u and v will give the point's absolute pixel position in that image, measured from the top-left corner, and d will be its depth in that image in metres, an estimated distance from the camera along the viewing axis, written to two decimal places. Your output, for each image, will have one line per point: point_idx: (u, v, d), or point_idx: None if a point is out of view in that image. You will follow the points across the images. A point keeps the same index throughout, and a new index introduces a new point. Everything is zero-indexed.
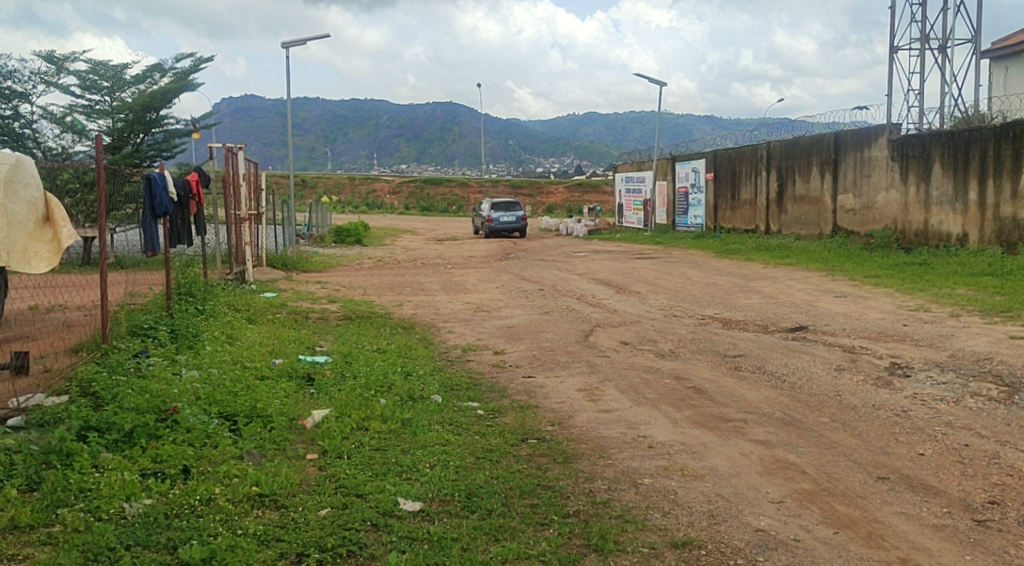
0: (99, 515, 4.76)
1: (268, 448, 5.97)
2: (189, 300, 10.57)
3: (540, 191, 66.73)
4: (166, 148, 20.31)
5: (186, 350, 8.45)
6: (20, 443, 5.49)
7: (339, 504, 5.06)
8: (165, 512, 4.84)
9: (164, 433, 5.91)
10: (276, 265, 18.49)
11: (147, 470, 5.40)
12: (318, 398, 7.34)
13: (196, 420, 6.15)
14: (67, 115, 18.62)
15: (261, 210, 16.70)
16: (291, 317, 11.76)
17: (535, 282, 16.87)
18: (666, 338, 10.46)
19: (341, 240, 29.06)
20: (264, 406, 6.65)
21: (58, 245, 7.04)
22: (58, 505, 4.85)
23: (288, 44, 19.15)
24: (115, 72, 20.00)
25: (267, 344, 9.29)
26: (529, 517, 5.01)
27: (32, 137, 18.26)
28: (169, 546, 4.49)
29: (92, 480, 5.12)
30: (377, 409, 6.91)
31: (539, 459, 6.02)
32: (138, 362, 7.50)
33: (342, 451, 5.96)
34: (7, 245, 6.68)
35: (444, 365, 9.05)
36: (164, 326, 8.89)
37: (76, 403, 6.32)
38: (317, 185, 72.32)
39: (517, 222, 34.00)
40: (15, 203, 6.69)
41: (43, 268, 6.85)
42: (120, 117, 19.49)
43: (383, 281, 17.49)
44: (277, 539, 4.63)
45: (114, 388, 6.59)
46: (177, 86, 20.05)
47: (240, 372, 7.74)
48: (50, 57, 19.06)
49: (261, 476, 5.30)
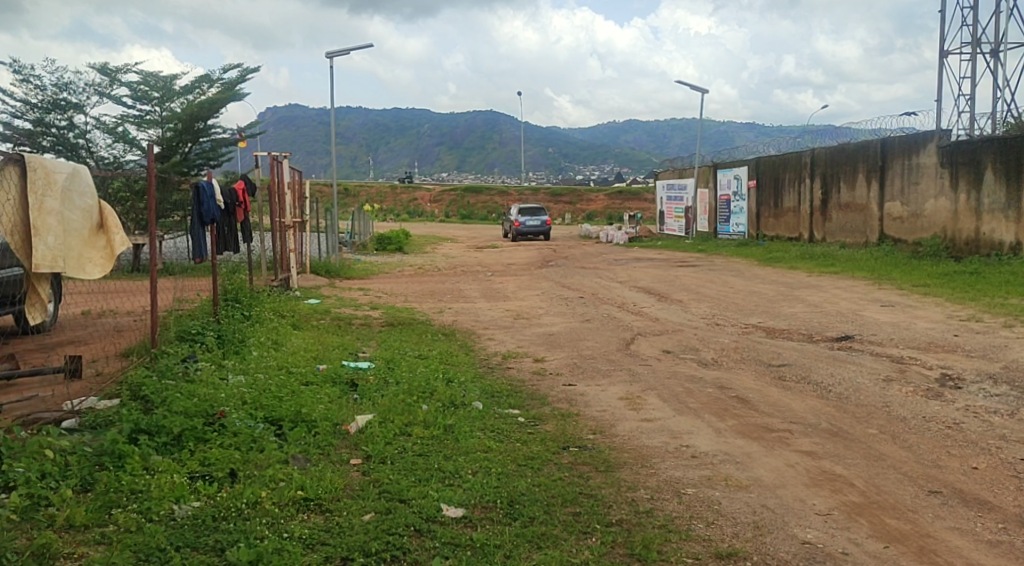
0: (151, 517, 4.84)
1: (313, 453, 6.05)
2: (235, 307, 10.78)
3: (579, 200, 66.83)
4: (213, 157, 20.71)
5: (233, 355, 8.60)
6: (75, 445, 5.60)
7: (382, 509, 5.11)
8: (213, 514, 4.91)
9: (212, 437, 6.02)
10: (319, 272, 18.81)
11: (196, 473, 5.49)
12: (360, 403, 7.41)
13: (243, 425, 6.26)
14: (119, 125, 19.11)
15: (305, 219, 16.93)
16: (335, 323, 11.88)
17: (576, 289, 16.85)
18: (708, 346, 10.39)
19: (382, 248, 29.32)
20: (309, 410, 6.74)
21: (111, 252, 7.22)
22: (111, 506, 4.94)
23: (332, 53, 19.38)
24: (166, 83, 20.47)
25: (311, 349, 9.42)
26: (572, 525, 5.00)
27: (85, 147, 18.84)
28: (217, 548, 4.55)
29: (144, 482, 5.22)
30: (420, 415, 6.94)
31: (581, 467, 6.00)
32: (186, 367, 7.65)
33: (385, 457, 6.01)
34: (65, 251, 6.80)
35: (484, 372, 9.08)
36: (211, 332, 9.05)
37: (127, 407, 6.45)
38: (358, 194, 73.22)
39: (543, 226, 34.44)
40: (72, 211, 6.84)
41: (99, 274, 7.02)
42: (169, 126, 19.93)
43: (425, 289, 17.58)
44: (322, 543, 4.68)
45: (164, 392, 6.72)
46: (225, 96, 20.44)
47: (285, 377, 7.86)
48: (103, 69, 19.58)
49: (306, 481, 5.36)
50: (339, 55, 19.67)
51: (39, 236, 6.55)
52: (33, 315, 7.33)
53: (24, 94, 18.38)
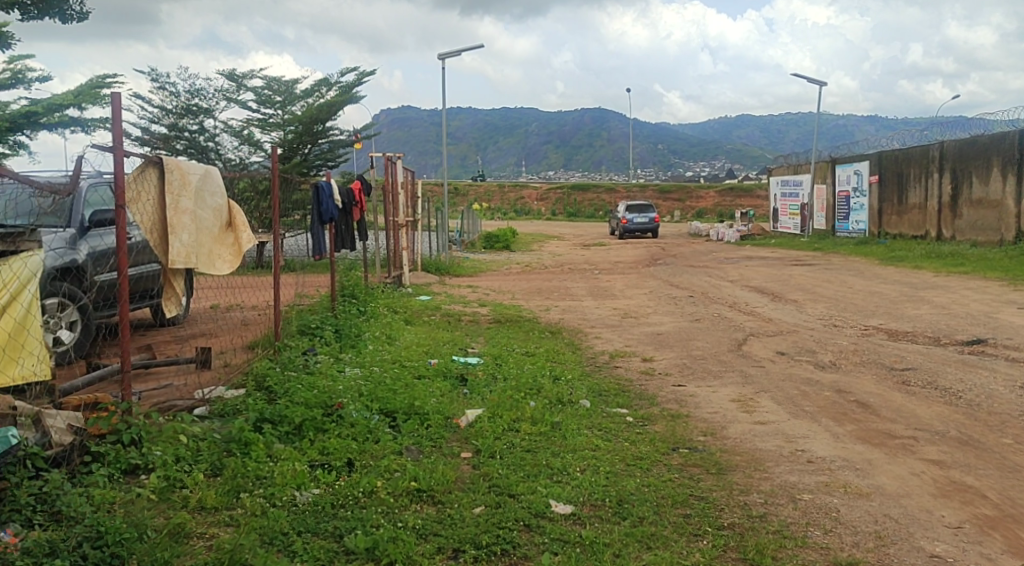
0: (275, 502, 5.07)
1: (425, 445, 6.20)
2: (351, 302, 11.13)
3: (689, 197, 65.76)
4: (330, 158, 21.42)
5: (349, 348, 8.90)
6: (206, 431, 5.92)
7: (493, 503, 5.19)
8: (332, 501, 5.10)
9: (331, 427, 6.25)
10: (430, 269, 19.18)
11: (316, 461, 5.72)
12: (470, 398, 7.54)
13: (359, 416, 6.48)
14: (244, 128, 20.02)
15: (417, 217, 17.31)
16: (445, 319, 12.11)
17: (685, 288, 16.62)
18: (826, 348, 10.08)
19: (491, 246, 29.65)
20: (421, 404, 6.90)
21: (238, 248, 7.59)
22: (239, 490, 5.20)
23: (443, 55, 19.71)
24: (288, 87, 21.31)
25: (422, 344, 9.63)
26: (682, 527, 4.95)
27: (214, 150, 19.85)
28: (336, 534, 4.73)
29: (268, 469, 5.47)
30: (528, 412, 7.01)
31: (691, 469, 5.93)
32: (307, 359, 7.97)
33: (495, 451, 6.10)
34: (198, 248, 7.19)
35: (593, 371, 9.08)
36: (329, 326, 9.39)
37: (253, 396, 6.77)
38: (467, 192, 74.22)
39: (651, 224, 34.08)
40: (204, 211, 7.22)
41: (227, 270, 7.40)
42: (291, 129, 20.75)
43: (533, 286, 17.69)
44: (435, 533, 4.79)
45: (286, 383, 7.02)
46: (343, 99, 21.11)
47: (399, 371, 8.07)
48: (231, 76, 20.56)
49: (419, 473, 5.50)
50: (450, 56, 19.98)
51: (175, 234, 6.97)
52: (167, 309, 7.87)
53: (160, 100, 19.51)
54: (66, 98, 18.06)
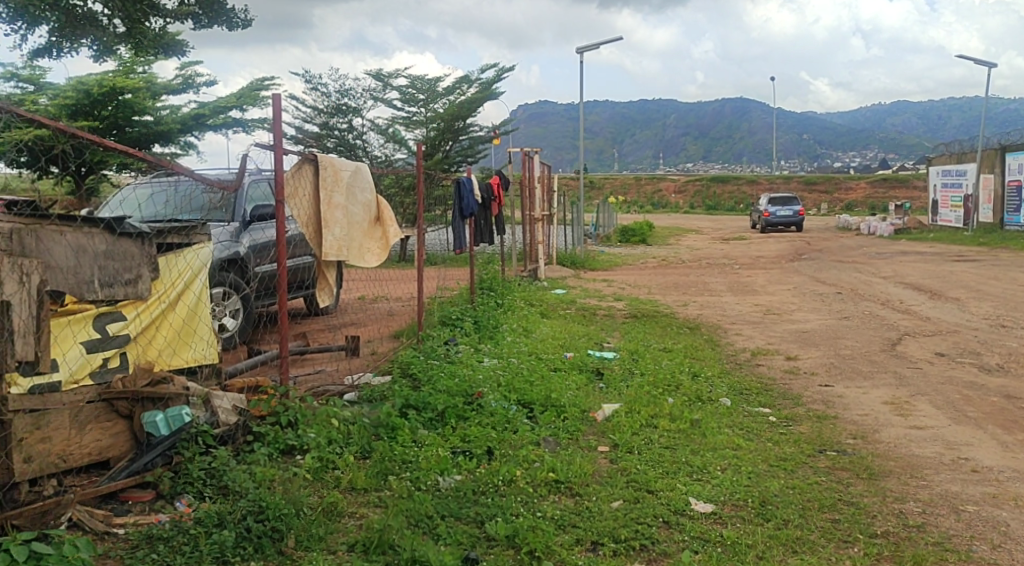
0: (420, 485, 5.26)
1: (563, 437, 6.26)
2: (490, 295, 11.35)
3: (837, 189, 63.04)
4: (470, 153, 21.85)
5: (488, 339, 9.09)
6: (355, 416, 6.21)
7: (631, 497, 5.19)
8: (473, 488, 5.24)
9: (471, 415, 6.42)
10: (565, 264, 19.27)
11: (457, 448, 5.88)
12: (607, 392, 7.55)
13: (498, 406, 6.61)
14: (389, 127, 20.74)
15: (554, 211, 17.41)
16: (581, 313, 12.14)
17: (833, 285, 15.97)
18: (990, 351, 9.46)
19: (627, 239, 29.47)
20: (558, 396, 6.97)
21: (386, 242, 7.91)
22: (387, 473, 5.42)
23: (582, 49, 19.70)
24: (431, 86, 21.89)
25: (559, 337, 9.71)
26: (831, 532, 4.80)
27: (362, 148, 20.68)
28: (478, 520, 4.85)
29: (413, 454, 5.68)
30: (667, 407, 6.95)
31: (840, 473, 5.73)
32: (448, 349, 8.20)
33: (632, 446, 6.09)
34: (349, 242, 7.53)
35: (733, 368, 8.89)
36: (469, 318, 9.61)
37: (398, 383, 7.04)
38: (604, 185, 73.94)
39: (796, 217, 32.92)
40: (355, 206, 7.55)
41: (375, 263, 7.71)
42: (433, 126, 21.32)
43: (670, 281, 17.46)
44: (573, 525, 4.84)
45: (429, 372, 7.25)
46: (483, 96, 21.48)
47: (536, 363, 8.18)
48: (378, 75, 21.31)
49: (557, 464, 5.57)
50: (589, 50, 19.93)
51: (329, 228, 7.30)
52: (319, 299, 8.26)
53: (313, 100, 20.55)
54: (229, 101, 19.24)
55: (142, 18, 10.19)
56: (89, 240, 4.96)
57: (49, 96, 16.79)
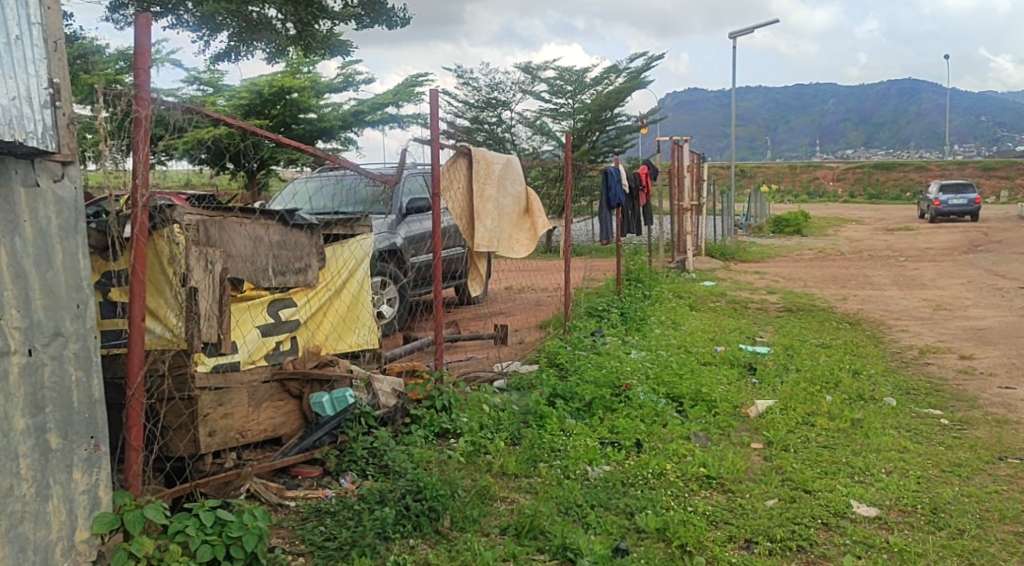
0: (570, 474, 5.34)
1: (713, 432, 6.17)
2: (637, 286, 11.30)
3: (1017, 175, 58.44)
4: (617, 144, 21.76)
5: (636, 331, 9.07)
6: (505, 403, 6.36)
7: (787, 497, 5.07)
8: (623, 479, 5.26)
9: (619, 407, 6.44)
10: (715, 255, 18.88)
11: (606, 439, 5.92)
12: (761, 388, 7.38)
13: (646, 398, 6.59)
14: (537, 119, 20.97)
15: (703, 201, 17.08)
16: (732, 306, 11.88)
17: (1011, 279, 14.86)
18: None
19: (780, 230, 28.52)
20: (709, 391, 6.87)
21: (535, 233, 8.05)
22: (537, 460, 5.53)
23: (735, 34, 19.16)
24: (579, 77, 21.92)
25: (709, 331, 9.55)
26: (1011, 545, 4.51)
27: (510, 140, 21.08)
28: (627, 511, 4.87)
29: (562, 442, 5.76)
30: (824, 406, 6.72)
31: (1021, 482, 5.36)
32: (595, 340, 8.24)
33: (788, 445, 5.93)
34: (500, 233, 7.71)
35: (898, 366, 8.46)
36: (616, 309, 9.62)
37: (546, 372, 7.15)
38: (756, 174, 71.75)
39: (969, 206, 30.79)
40: (505, 198, 7.72)
41: (524, 254, 7.87)
42: (580, 117, 21.38)
43: (827, 273, 16.77)
44: (726, 521, 4.78)
45: (576, 362, 7.32)
46: (631, 86, 21.33)
47: (685, 356, 8.09)
48: (527, 68, 21.54)
49: (708, 459, 5.50)
50: (743, 35, 19.36)
51: (481, 220, 7.48)
52: (470, 288, 8.50)
53: (464, 95, 21.22)
54: (386, 97, 20.00)
55: (314, 21, 10.84)
56: (264, 230, 5.24)
57: (225, 97, 18.00)
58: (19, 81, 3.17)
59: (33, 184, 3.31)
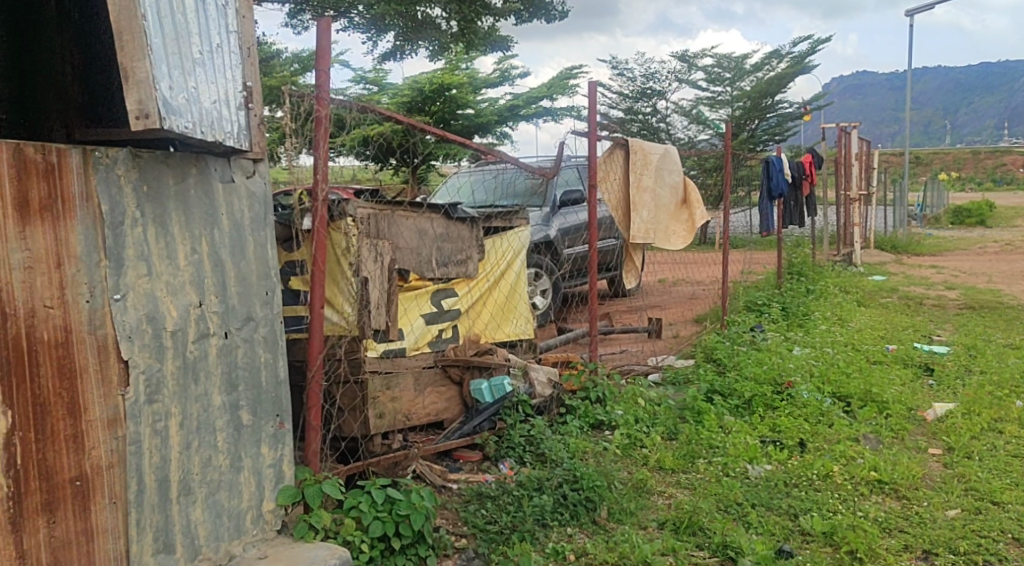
0: (730, 472, 5.24)
1: (885, 434, 5.89)
2: (799, 281, 10.90)
3: None
4: (778, 131, 21.01)
5: (798, 327, 8.76)
6: (661, 397, 6.32)
7: (970, 507, 4.77)
8: (785, 479, 5.12)
9: (781, 405, 6.25)
10: (885, 248, 17.90)
11: (767, 438, 5.77)
12: (938, 390, 6.96)
13: (810, 397, 6.37)
14: (694, 109, 21.16)
15: (872, 191, 16.22)
16: (905, 302, 11.24)
17: None
18: None
19: (959, 221, 26.66)
20: (881, 391, 6.55)
21: (692, 225, 7.96)
22: (695, 456, 5.47)
23: (912, 11, 17.97)
24: (737, 63, 21.35)
25: (880, 328, 9.09)
26: None
27: (665, 130, 21.43)
28: (791, 513, 4.73)
29: (721, 439, 5.67)
30: (1014, 411, 6.26)
31: None
32: (754, 335, 8.04)
33: (971, 452, 5.57)
34: (656, 225, 7.66)
35: None
36: (777, 304, 9.34)
37: (702, 368, 7.05)
38: (933, 161, 67.34)
39: None
40: (663, 189, 7.65)
41: (681, 245, 7.78)
42: (739, 105, 20.89)
43: (1014, 268, 15.53)
44: (901, 530, 4.57)
45: (735, 358, 7.17)
46: (794, 70, 20.56)
47: (853, 354, 7.75)
48: (683, 56, 21.16)
49: (880, 463, 5.25)
50: (920, 12, 18.14)
51: (637, 211, 7.43)
52: (624, 280, 8.49)
53: (620, 86, 21.56)
54: (541, 90, 20.15)
55: (476, 18, 11.08)
56: (429, 223, 5.46)
57: (387, 96, 18.66)
58: (222, 86, 3.42)
59: (229, 179, 3.60)
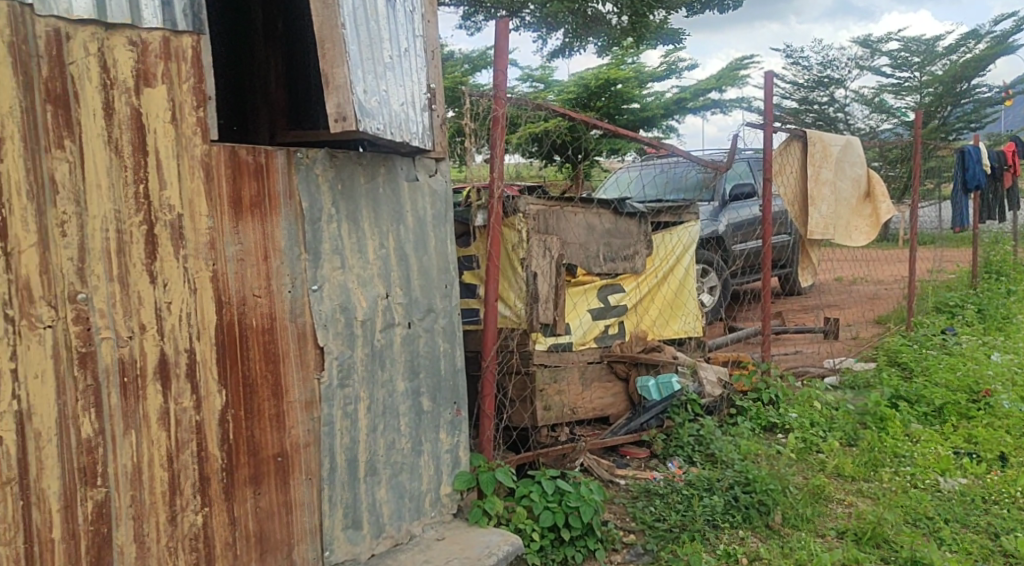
0: (918, 483, 4.97)
1: None
2: (997, 281, 10.11)
3: None
4: (974, 119, 19.53)
5: (996, 331, 8.14)
6: (840, 402, 6.06)
7: None
8: (982, 494, 4.79)
9: (978, 415, 5.84)
10: None
11: (961, 449, 5.41)
12: None
13: (1012, 407, 5.91)
14: (875, 97, 20.42)
15: None
16: None
17: None
18: None
19: None
20: None
21: (877, 219, 7.59)
22: (879, 464, 5.21)
23: None
24: (929, 46, 20.21)
25: None
26: None
27: (843, 120, 20.92)
28: (990, 532, 4.43)
29: (908, 448, 5.37)
30: None
31: None
32: (945, 339, 7.55)
33: None
34: (836, 219, 7.34)
35: None
36: (971, 306, 8.71)
37: (885, 372, 6.71)
38: None
39: None
40: (844, 181, 7.31)
41: (863, 242, 7.41)
42: (929, 91, 19.77)
43: None
44: None
45: (923, 363, 6.77)
46: (993, 52, 19.02)
47: None
48: (867, 42, 20.10)
49: None
50: None
51: (815, 206, 7.11)
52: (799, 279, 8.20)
53: (794, 76, 21.34)
54: (709, 83, 19.71)
55: (648, 12, 10.85)
56: (597, 219, 5.49)
57: (554, 93, 18.81)
58: (410, 88, 3.60)
59: (414, 178, 3.79)
